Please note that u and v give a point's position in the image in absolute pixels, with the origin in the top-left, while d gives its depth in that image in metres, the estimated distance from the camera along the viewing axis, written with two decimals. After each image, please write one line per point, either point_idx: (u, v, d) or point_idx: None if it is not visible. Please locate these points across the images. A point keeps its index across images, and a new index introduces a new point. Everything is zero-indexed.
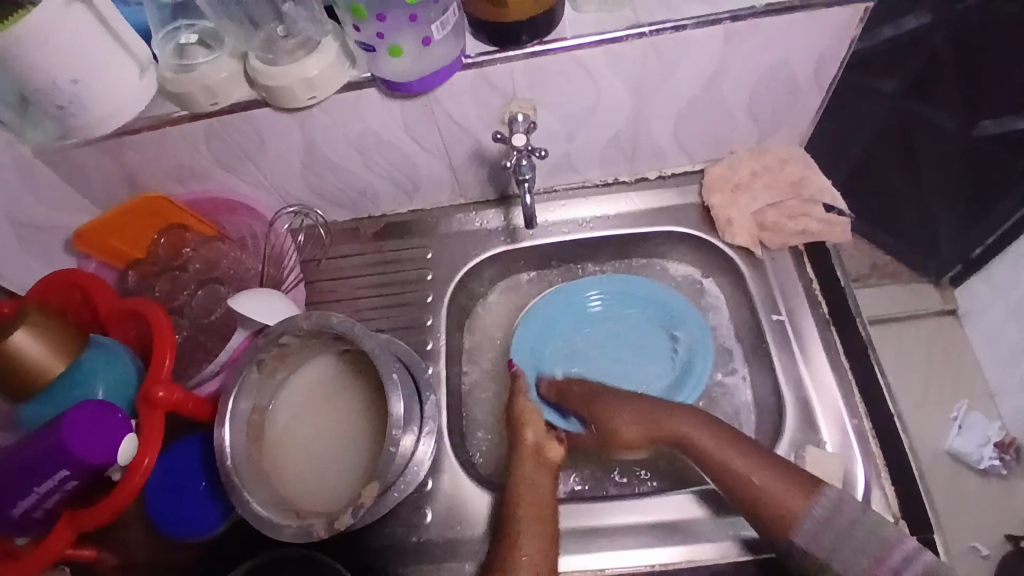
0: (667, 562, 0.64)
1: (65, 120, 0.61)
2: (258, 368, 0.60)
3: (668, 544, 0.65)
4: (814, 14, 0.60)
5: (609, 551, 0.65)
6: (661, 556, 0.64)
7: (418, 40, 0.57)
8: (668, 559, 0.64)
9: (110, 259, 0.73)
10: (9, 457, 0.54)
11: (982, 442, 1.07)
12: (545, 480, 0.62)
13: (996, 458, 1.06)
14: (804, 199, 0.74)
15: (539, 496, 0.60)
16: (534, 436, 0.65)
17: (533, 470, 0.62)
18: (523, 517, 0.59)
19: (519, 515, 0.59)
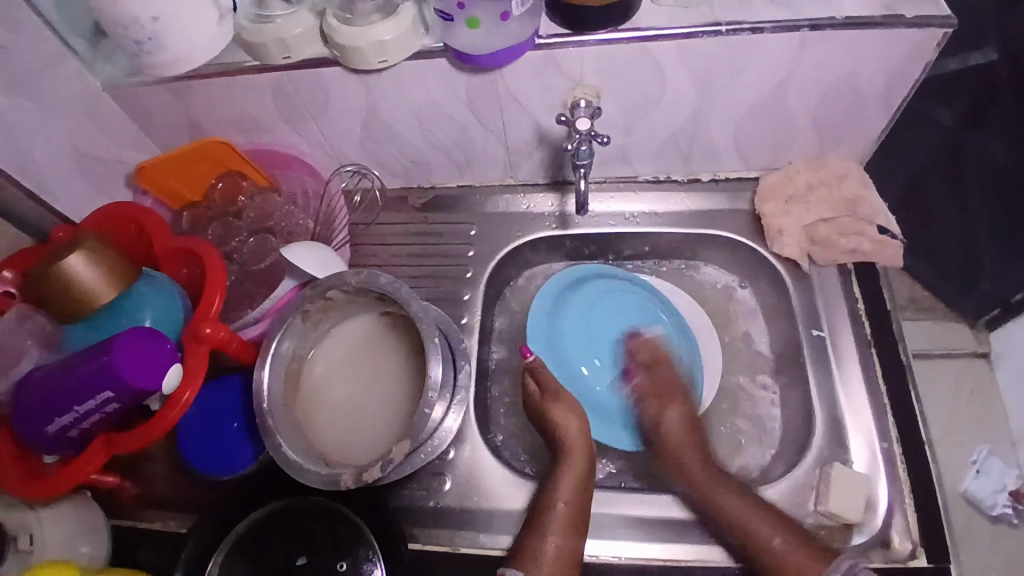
0: (678, 557, 0.65)
1: (141, 58, 0.62)
2: (302, 318, 0.61)
3: (681, 541, 0.66)
4: (892, 32, 0.60)
5: (620, 540, 0.66)
6: (673, 551, 0.65)
7: (495, 15, 0.58)
8: (680, 555, 0.65)
9: (168, 199, 0.75)
10: (57, 375, 0.56)
11: (998, 489, 0.91)
12: (581, 476, 0.65)
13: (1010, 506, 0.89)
14: (858, 217, 0.73)
15: (576, 495, 0.63)
16: (578, 434, 0.68)
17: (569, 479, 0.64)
18: (556, 514, 0.62)
19: (557, 511, 0.62)
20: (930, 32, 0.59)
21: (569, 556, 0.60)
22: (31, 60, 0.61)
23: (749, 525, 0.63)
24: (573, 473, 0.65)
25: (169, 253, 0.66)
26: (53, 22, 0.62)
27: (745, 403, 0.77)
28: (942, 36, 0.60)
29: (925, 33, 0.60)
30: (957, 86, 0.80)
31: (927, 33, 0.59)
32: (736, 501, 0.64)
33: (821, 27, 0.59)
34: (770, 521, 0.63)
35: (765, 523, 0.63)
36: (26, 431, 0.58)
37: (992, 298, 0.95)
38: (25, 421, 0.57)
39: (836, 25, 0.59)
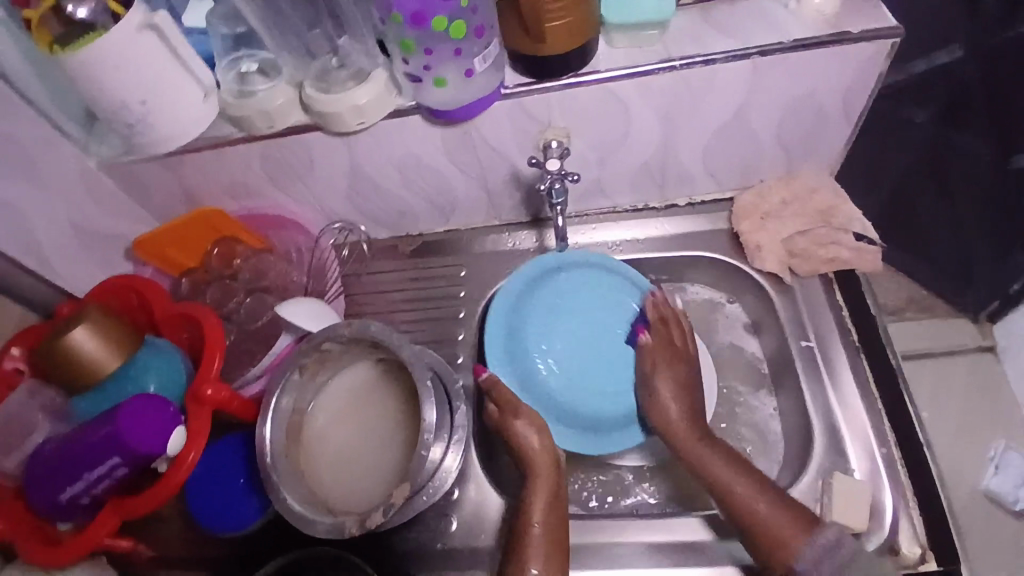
0: None
1: (133, 138, 0.66)
2: (300, 372, 0.64)
3: (692, 565, 0.66)
4: (841, 50, 0.63)
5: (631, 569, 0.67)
6: None
7: (460, 72, 0.61)
8: None
9: (168, 267, 0.79)
10: (66, 446, 0.58)
11: (1020, 483, 1.00)
12: (552, 491, 0.64)
13: None
14: (833, 227, 0.75)
15: (547, 509, 0.63)
16: (545, 447, 0.66)
17: (539, 504, 0.63)
18: (535, 538, 0.60)
19: (532, 534, 0.61)
20: (875, 46, 0.63)
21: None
22: (27, 146, 0.65)
23: (755, 513, 0.61)
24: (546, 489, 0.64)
25: (170, 318, 0.68)
26: (42, 106, 0.65)
27: (742, 409, 0.79)
28: (890, 45, 0.63)
29: (870, 47, 0.63)
30: (923, 89, 0.84)
31: (875, 46, 0.63)
32: (716, 458, 0.65)
33: (769, 52, 0.63)
34: (759, 487, 0.62)
35: (753, 496, 0.62)
36: (39, 500, 0.59)
37: (993, 291, 1.03)
38: (37, 491, 0.59)
39: (784, 49, 0.63)
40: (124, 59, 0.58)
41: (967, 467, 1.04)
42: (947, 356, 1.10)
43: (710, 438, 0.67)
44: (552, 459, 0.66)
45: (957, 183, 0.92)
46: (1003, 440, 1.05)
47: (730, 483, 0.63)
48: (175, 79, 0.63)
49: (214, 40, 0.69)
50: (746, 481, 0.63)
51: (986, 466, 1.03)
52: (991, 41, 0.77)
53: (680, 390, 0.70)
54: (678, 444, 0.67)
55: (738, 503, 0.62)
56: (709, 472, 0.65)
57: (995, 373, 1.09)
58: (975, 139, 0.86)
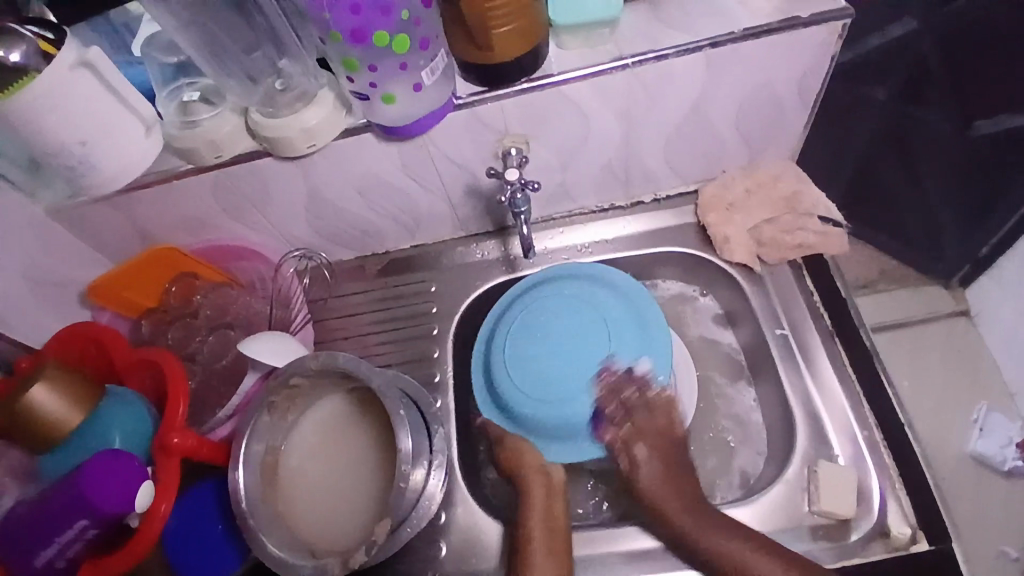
0: None
1: (77, 180, 0.63)
2: (269, 410, 0.61)
3: (690, 568, 0.65)
4: (793, 34, 0.62)
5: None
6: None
7: (409, 86, 0.59)
8: None
9: (124, 310, 0.75)
10: (32, 512, 0.55)
11: (1005, 443, 1.01)
12: (549, 494, 0.65)
13: (1020, 458, 0.99)
14: (798, 213, 0.75)
15: (549, 510, 0.64)
16: (535, 460, 0.67)
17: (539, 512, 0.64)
18: (536, 541, 0.62)
19: (535, 537, 0.62)
20: (827, 29, 0.62)
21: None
22: None
23: (665, 514, 0.64)
24: (541, 499, 0.65)
25: (132, 365, 0.66)
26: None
27: (720, 399, 0.77)
28: (842, 28, 0.62)
29: (821, 31, 0.62)
30: (880, 64, 0.84)
31: (826, 28, 0.62)
32: (674, 509, 0.64)
33: (722, 43, 0.62)
34: (683, 510, 0.63)
35: (700, 528, 0.62)
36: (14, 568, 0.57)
37: (962, 256, 1.05)
38: (12, 560, 0.56)
39: (736, 39, 0.62)
40: (57, 100, 0.56)
41: (953, 432, 1.04)
42: (922, 323, 1.11)
43: (682, 474, 0.66)
44: (543, 468, 0.67)
45: (921, 154, 0.93)
46: (986, 403, 1.05)
47: (675, 517, 0.64)
48: (117, 118, 0.61)
49: (152, 71, 0.66)
50: (692, 518, 0.63)
51: (970, 429, 1.03)
52: (942, 13, 0.77)
53: (661, 468, 0.66)
54: (653, 499, 0.65)
55: (700, 544, 0.62)
56: (665, 519, 0.64)
57: (971, 338, 1.10)
58: (936, 110, 0.87)
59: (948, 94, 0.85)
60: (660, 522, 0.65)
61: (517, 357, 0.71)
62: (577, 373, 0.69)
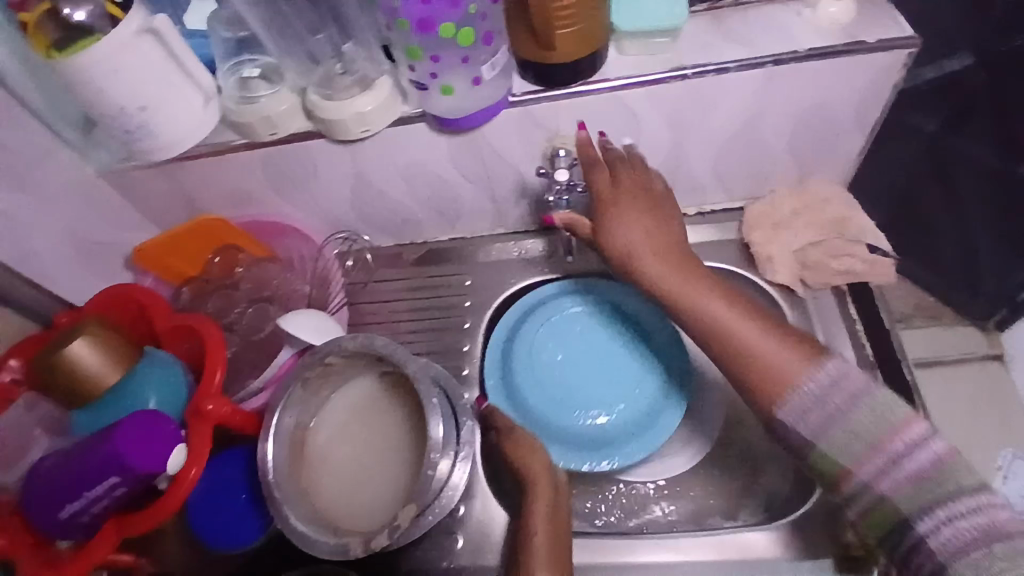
0: None
1: (131, 144, 0.64)
2: (302, 386, 0.62)
3: None
4: (856, 58, 0.61)
5: None
6: None
7: (468, 79, 0.59)
8: None
9: (167, 276, 0.77)
10: (66, 464, 0.56)
11: None
12: (553, 499, 0.62)
13: None
14: (845, 238, 0.73)
15: (551, 518, 0.61)
16: (543, 463, 0.64)
17: (542, 517, 0.60)
18: (538, 545, 0.58)
19: (537, 542, 0.58)
20: (891, 55, 0.61)
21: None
22: (23, 154, 0.63)
23: (722, 323, 0.61)
24: (546, 508, 0.61)
25: (171, 331, 0.67)
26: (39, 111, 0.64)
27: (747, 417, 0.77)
28: (907, 55, 0.61)
29: (885, 57, 0.61)
30: (931, 93, 0.82)
31: (890, 55, 0.61)
32: (723, 315, 0.61)
33: (785, 61, 0.61)
34: (762, 331, 0.59)
35: (715, 304, 0.61)
36: (38, 518, 0.58)
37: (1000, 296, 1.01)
38: (37, 509, 0.58)
39: (798, 58, 0.61)
40: (120, 64, 0.57)
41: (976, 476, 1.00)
42: (955, 363, 1.08)
43: (694, 263, 0.64)
44: (551, 473, 0.64)
45: (965, 190, 0.90)
46: (1012, 449, 1.01)
47: (710, 312, 0.61)
48: (177, 88, 0.62)
49: (215, 45, 0.67)
50: (727, 308, 0.61)
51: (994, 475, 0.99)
52: (1001, 48, 0.75)
53: (643, 224, 0.64)
54: (671, 295, 0.63)
55: (723, 328, 0.60)
56: (696, 310, 0.62)
57: (1005, 383, 1.06)
58: (985, 142, 0.84)
59: (1002, 132, 0.81)
60: (692, 317, 0.62)
61: (542, 367, 0.75)
62: (603, 378, 0.75)
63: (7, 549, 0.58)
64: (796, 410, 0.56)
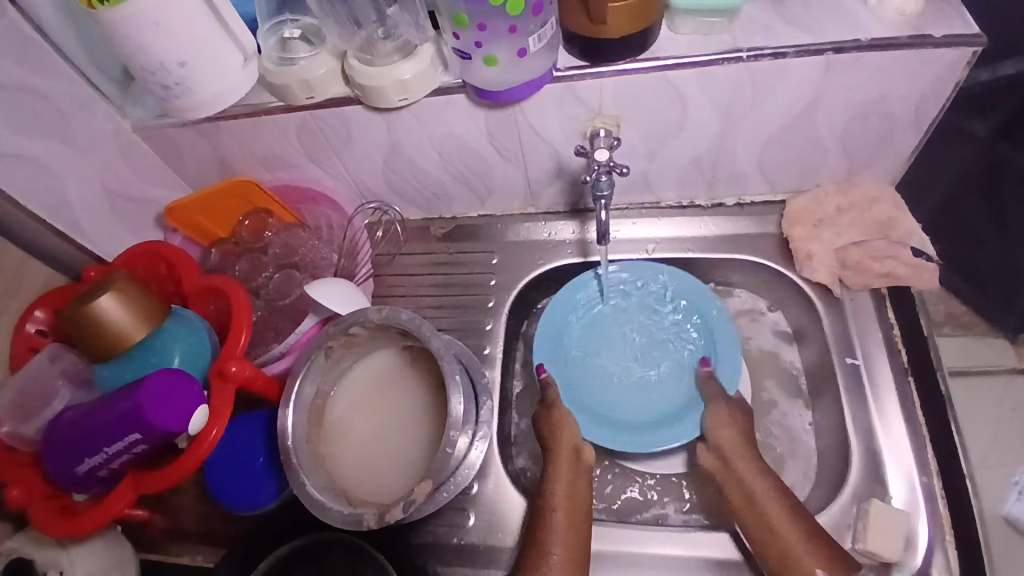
0: None
1: (169, 101, 0.64)
2: (325, 355, 0.62)
3: None
4: (920, 53, 0.58)
5: None
6: None
7: (513, 51, 0.57)
8: None
9: (196, 236, 0.76)
10: (84, 418, 0.56)
11: None
12: (573, 473, 0.63)
13: None
14: (890, 240, 0.70)
15: (572, 493, 0.61)
16: (570, 438, 0.65)
17: (566, 476, 0.63)
18: (557, 519, 0.59)
19: (555, 518, 0.60)
20: (958, 52, 0.57)
21: (576, 559, 0.58)
22: (60, 105, 0.63)
23: (758, 502, 0.60)
24: (567, 474, 0.63)
25: (197, 291, 0.66)
26: (76, 62, 0.64)
27: (773, 412, 0.74)
28: (974, 54, 0.58)
29: (952, 53, 0.58)
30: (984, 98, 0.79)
31: (956, 53, 0.58)
32: (749, 466, 0.63)
33: (846, 49, 0.58)
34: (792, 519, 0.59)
35: (768, 498, 0.60)
36: (53, 471, 0.58)
37: None
38: (52, 463, 0.57)
39: (861, 47, 0.58)
40: (161, 17, 0.56)
41: (991, 490, 0.96)
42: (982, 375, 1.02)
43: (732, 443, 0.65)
44: (576, 448, 0.65)
45: None
46: None
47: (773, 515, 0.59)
48: (217, 45, 0.61)
49: (259, 3, 0.67)
50: (787, 516, 0.59)
51: (1010, 490, 0.95)
52: None
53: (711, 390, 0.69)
54: (728, 454, 0.64)
55: (756, 506, 0.60)
56: (738, 483, 0.62)
57: None
58: None
59: None
60: (736, 490, 0.62)
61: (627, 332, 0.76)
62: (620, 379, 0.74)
63: (24, 497, 0.58)
64: None
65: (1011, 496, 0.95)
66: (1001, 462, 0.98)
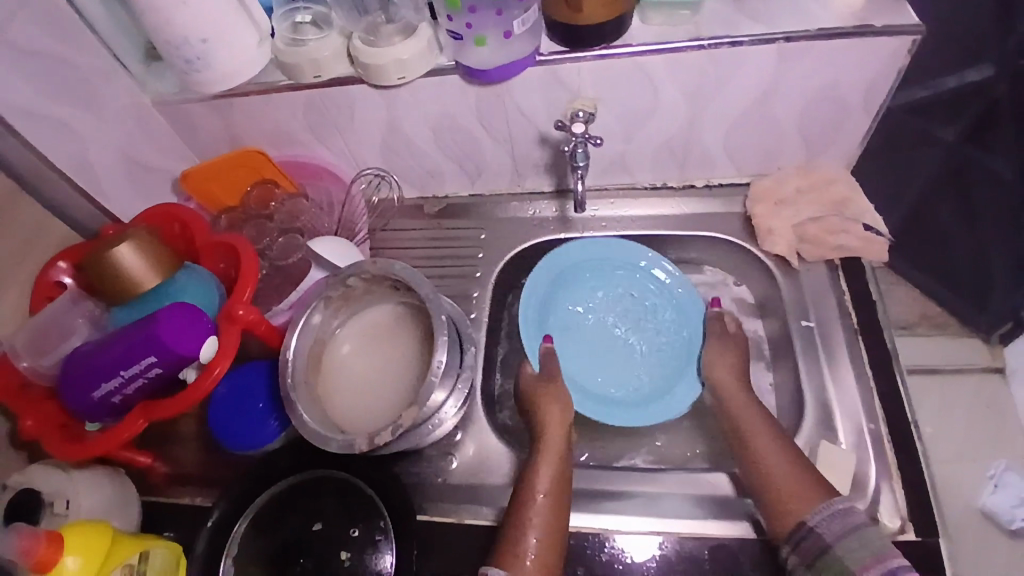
0: (680, 531, 0.66)
1: (189, 75, 0.70)
2: (325, 303, 0.68)
3: (690, 517, 0.67)
4: (863, 41, 0.65)
5: (624, 515, 0.67)
6: (675, 526, 0.66)
7: (499, 33, 0.65)
8: (682, 528, 0.66)
9: (207, 204, 0.82)
10: (102, 348, 0.61)
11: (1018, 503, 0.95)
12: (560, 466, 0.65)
13: None
14: (845, 217, 0.77)
15: (555, 485, 0.64)
16: (559, 432, 0.68)
17: (547, 469, 0.65)
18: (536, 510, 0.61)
19: (535, 507, 0.61)
20: (899, 40, 0.65)
21: (549, 545, 0.59)
22: (87, 74, 0.70)
23: (773, 472, 0.63)
24: (552, 464, 0.65)
25: (209, 249, 0.72)
26: (106, 39, 0.70)
27: None
28: (913, 42, 0.65)
29: (895, 41, 0.65)
30: (950, 105, 0.88)
31: (899, 40, 0.65)
32: (758, 426, 0.68)
33: (796, 38, 0.65)
34: (792, 466, 0.63)
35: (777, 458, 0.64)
36: (70, 399, 0.62)
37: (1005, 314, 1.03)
38: (69, 393, 0.62)
39: (810, 37, 0.65)
40: None
41: (961, 484, 0.99)
42: (954, 374, 1.07)
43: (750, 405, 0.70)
44: (561, 447, 0.67)
45: (987, 209, 0.92)
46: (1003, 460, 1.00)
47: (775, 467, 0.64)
48: (238, 26, 0.68)
49: None
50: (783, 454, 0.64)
51: (984, 483, 0.99)
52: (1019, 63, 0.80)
53: (737, 384, 0.73)
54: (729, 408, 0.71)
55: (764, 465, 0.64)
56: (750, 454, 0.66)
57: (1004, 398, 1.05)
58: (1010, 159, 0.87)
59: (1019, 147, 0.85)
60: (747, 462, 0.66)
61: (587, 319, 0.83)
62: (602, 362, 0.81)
63: (34, 428, 0.63)
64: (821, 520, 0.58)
65: (988, 488, 0.99)
66: (973, 456, 1.01)
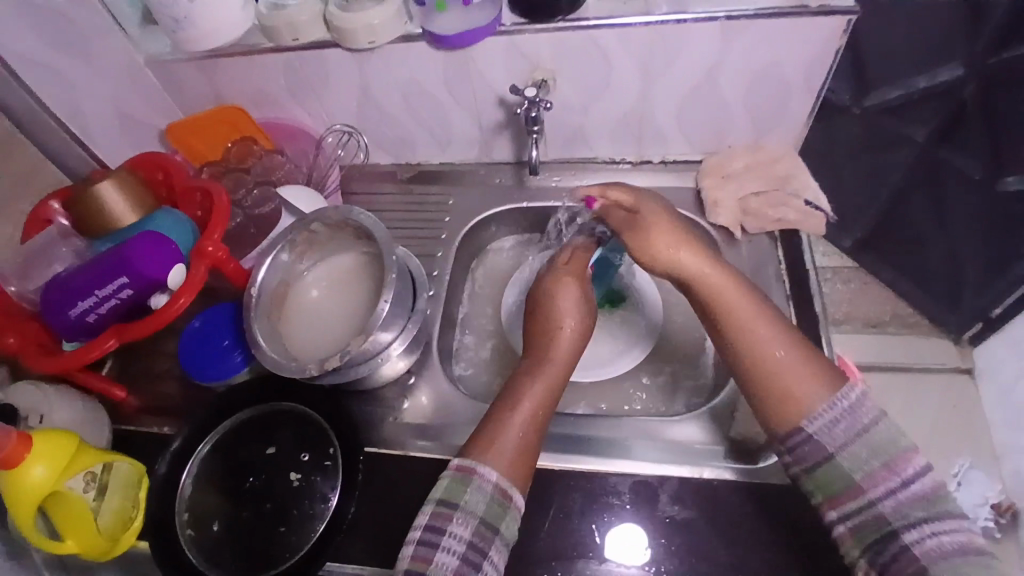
0: (634, 471, 0.68)
1: (177, 33, 0.76)
2: (290, 247, 0.73)
3: (640, 459, 0.70)
4: (800, 20, 0.70)
5: (579, 455, 0.70)
6: (631, 467, 0.69)
7: (460, 0, 0.71)
8: (636, 469, 0.68)
9: (193, 156, 0.88)
10: (80, 270, 0.66)
11: None
12: (553, 380, 0.64)
13: None
14: (786, 192, 0.81)
15: (543, 398, 0.62)
16: (569, 350, 0.66)
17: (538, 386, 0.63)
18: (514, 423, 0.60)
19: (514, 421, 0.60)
20: (834, 21, 0.69)
21: (523, 454, 0.58)
22: (83, 30, 0.75)
23: (767, 353, 0.57)
24: (540, 386, 0.63)
25: (187, 194, 0.77)
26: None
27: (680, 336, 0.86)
28: (847, 23, 0.69)
29: (830, 21, 0.69)
30: None
31: (834, 20, 0.69)
32: (747, 302, 0.60)
33: (738, 17, 0.70)
34: (783, 332, 0.58)
35: (776, 339, 0.58)
36: (49, 318, 0.68)
37: None
38: (48, 312, 0.67)
39: (749, 15, 0.70)
40: None
41: None
42: None
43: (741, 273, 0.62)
44: (562, 369, 0.65)
45: None
46: None
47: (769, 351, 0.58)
48: None
49: None
50: (780, 335, 0.58)
51: None
52: None
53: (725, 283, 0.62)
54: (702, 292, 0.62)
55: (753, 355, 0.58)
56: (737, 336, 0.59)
57: None
58: None
59: None
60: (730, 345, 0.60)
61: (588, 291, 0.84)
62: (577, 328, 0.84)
63: (16, 345, 0.68)
64: (827, 419, 0.53)
65: None
66: None
